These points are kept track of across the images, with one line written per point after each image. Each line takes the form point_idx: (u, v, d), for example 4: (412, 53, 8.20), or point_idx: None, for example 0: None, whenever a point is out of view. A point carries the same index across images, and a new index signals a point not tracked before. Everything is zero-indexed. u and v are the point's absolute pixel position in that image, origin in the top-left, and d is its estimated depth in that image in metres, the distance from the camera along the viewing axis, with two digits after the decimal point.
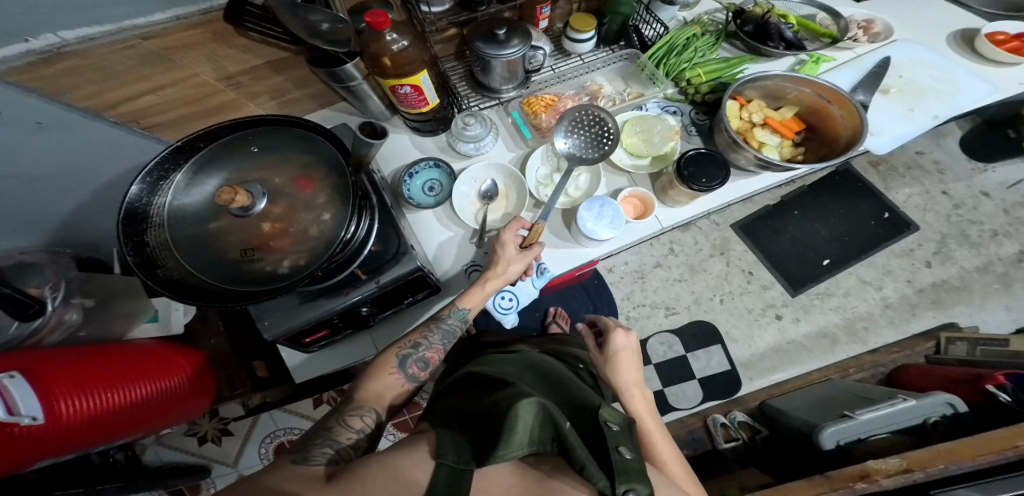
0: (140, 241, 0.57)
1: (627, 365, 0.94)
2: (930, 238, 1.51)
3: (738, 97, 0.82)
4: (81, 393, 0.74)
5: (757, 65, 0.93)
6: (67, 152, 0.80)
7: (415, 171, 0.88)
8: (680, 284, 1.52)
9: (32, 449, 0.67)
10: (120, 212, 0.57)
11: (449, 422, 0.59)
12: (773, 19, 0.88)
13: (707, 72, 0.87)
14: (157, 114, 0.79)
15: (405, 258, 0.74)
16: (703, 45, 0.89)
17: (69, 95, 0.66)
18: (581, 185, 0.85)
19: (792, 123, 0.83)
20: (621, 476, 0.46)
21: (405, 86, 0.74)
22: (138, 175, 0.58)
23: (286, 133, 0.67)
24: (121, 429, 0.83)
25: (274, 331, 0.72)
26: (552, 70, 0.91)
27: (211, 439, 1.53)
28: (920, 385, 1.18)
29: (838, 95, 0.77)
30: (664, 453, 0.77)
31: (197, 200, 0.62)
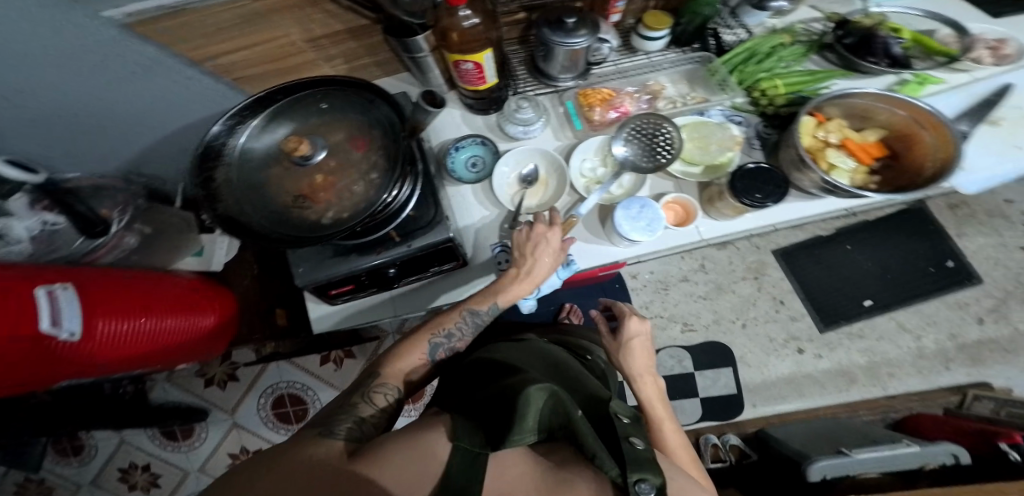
0: (209, 177, 0.63)
1: (639, 355, 0.88)
2: (990, 294, 1.41)
3: (816, 114, 0.75)
4: (123, 315, 0.77)
5: (848, 80, 0.88)
6: (143, 92, 0.82)
7: (459, 146, 0.89)
8: (702, 301, 1.47)
9: (62, 361, 0.70)
10: (198, 147, 0.63)
11: (462, 412, 0.58)
12: (881, 33, 0.83)
13: (787, 84, 0.81)
14: (247, 69, 0.79)
15: (437, 227, 0.74)
16: (789, 55, 0.83)
17: (181, 46, 0.68)
18: (624, 183, 0.84)
19: (873, 147, 0.77)
20: (633, 466, 0.45)
21: (468, 62, 0.74)
22: (220, 117, 0.63)
23: (352, 94, 0.71)
24: (143, 357, 0.85)
25: (306, 279, 0.74)
26: (614, 65, 0.89)
27: (217, 382, 1.56)
28: (928, 432, 1.18)
29: (934, 121, 0.70)
30: (669, 439, 0.80)
31: (266, 145, 0.66)
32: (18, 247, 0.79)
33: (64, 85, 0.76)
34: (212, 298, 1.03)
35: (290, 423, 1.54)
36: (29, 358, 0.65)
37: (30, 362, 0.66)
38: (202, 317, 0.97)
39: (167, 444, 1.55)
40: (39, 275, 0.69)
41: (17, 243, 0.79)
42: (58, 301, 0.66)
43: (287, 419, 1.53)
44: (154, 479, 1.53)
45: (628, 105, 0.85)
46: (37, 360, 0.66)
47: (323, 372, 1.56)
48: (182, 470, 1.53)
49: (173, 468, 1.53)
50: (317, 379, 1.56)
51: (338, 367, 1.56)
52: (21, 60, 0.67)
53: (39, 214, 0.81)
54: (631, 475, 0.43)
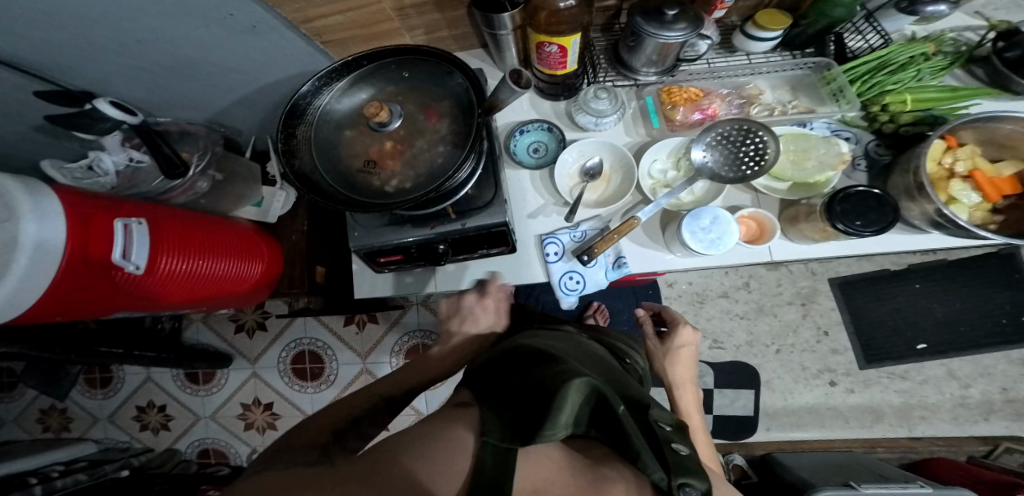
0: (291, 133, 0.61)
1: (684, 366, 0.90)
2: None
3: (948, 137, 0.65)
4: (182, 254, 0.79)
5: (994, 101, 0.75)
6: (214, 61, 0.77)
7: (525, 129, 0.86)
8: (739, 320, 1.42)
9: (126, 292, 0.73)
10: (286, 103, 0.60)
11: (488, 394, 0.52)
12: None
13: (918, 100, 0.72)
14: (333, 35, 0.72)
15: (496, 209, 0.72)
16: (929, 66, 0.73)
17: (284, 8, 0.62)
18: (696, 187, 0.79)
19: (1006, 183, 0.64)
20: (677, 470, 0.42)
21: (552, 45, 0.70)
22: (311, 76, 0.60)
23: (433, 64, 0.66)
24: (191, 297, 0.87)
25: (360, 245, 0.73)
26: (706, 63, 0.82)
27: (246, 330, 1.61)
28: (944, 476, 1.15)
29: None
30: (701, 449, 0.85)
31: (346, 109, 0.64)
32: (104, 178, 0.81)
33: (137, 52, 0.73)
34: (266, 247, 1.03)
35: (304, 380, 1.58)
36: (99, 286, 0.68)
37: (96, 289, 0.68)
38: (254, 266, 0.98)
39: (187, 387, 1.63)
40: (115, 207, 0.70)
41: (104, 176, 0.81)
42: (129, 236, 0.68)
43: (304, 375, 1.58)
44: (167, 421, 1.62)
45: (716, 108, 0.79)
46: (101, 288, 0.69)
47: (345, 334, 1.58)
48: (195, 414, 1.61)
49: (188, 412, 1.61)
50: (339, 341, 1.59)
51: (359, 329, 1.58)
52: (102, 22, 0.64)
53: (128, 151, 0.80)
54: (676, 479, 0.40)
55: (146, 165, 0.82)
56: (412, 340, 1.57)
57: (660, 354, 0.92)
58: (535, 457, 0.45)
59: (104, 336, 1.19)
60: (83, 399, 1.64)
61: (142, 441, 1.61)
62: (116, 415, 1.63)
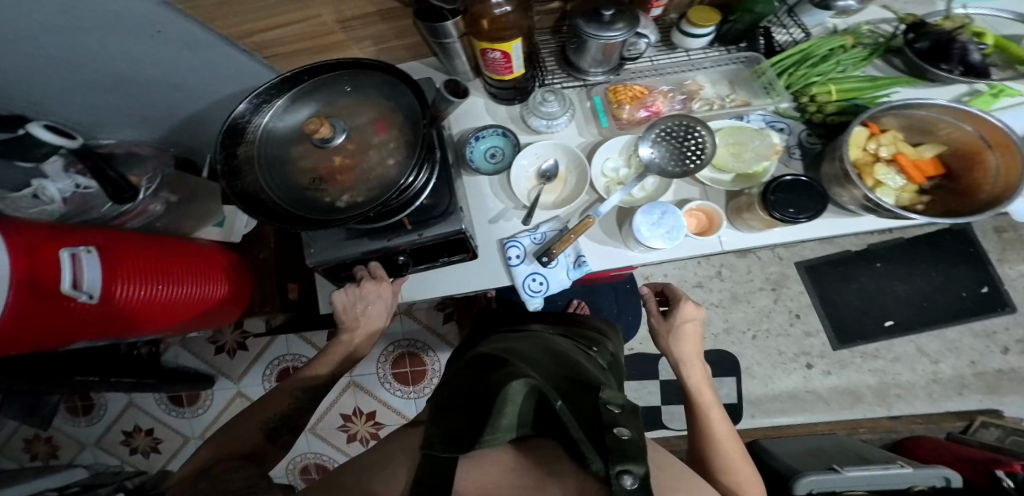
0: (232, 152, 0.60)
1: (690, 343, 0.82)
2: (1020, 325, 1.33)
3: (870, 124, 0.68)
4: (142, 281, 0.80)
5: (913, 89, 0.78)
6: (160, 78, 0.76)
7: (481, 135, 0.85)
8: (715, 309, 1.43)
9: (93, 321, 0.74)
10: (224, 123, 0.59)
11: (445, 406, 0.53)
12: (961, 36, 0.72)
13: (840, 90, 0.74)
14: (278, 47, 0.72)
15: (454, 218, 0.72)
16: (850, 58, 0.75)
17: (218, 22, 0.62)
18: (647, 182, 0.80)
19: (928, 165, 0.69)
20: (617, 456, 0.38)
21: (495, 51, 0.70)
22: (248, 94, 0.59)
23: (377, 77, 0.67)
24: (152, 323, 0.86)
25: (318, 260, 0.73)
26: (650, 61, 0.83)
27: (227, 350, 1.62)
28: (926, 455, 1.18)
29: (1002, 139, 0.61)
30: (718, 428, 0.72)
31: (289, 126, 0.64)
32: (50, 206, 0.80)
33: (82, 72, 0.73)
34: (228, 264, 1.03)
35: None
36: (52, 319, 0.68)
37: (59, 325, 0.70)
38: (219, 284, 0.98)
39: (172, 409, 1.63)
40: (62, 237, 0.71)
41: (51, 203, 0.80)
42: (80, 264, 0.69)
43: None
44: (157, 442, 1.62)
45: (660, 105, 0.81)
46: (67, 323, 0.71)
47: None
48: (185, 435, 1.61)
49: (176, 434, 1.61)
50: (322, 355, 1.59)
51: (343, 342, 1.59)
52: (46, 46, 0.64)
53: (73, 176, 0.80)
54: (613, 466, 0.37)
55: (94, 194, 0.83)
56: (398, 350, 1.59)
57: (665, 330, 0.84)
58: (480, 465, 0.47)
59: (83, 363, 1.19)
60: (68, 425, 1.64)
61: (133, 464, 1.61)
62: (103, 440, 1.63)
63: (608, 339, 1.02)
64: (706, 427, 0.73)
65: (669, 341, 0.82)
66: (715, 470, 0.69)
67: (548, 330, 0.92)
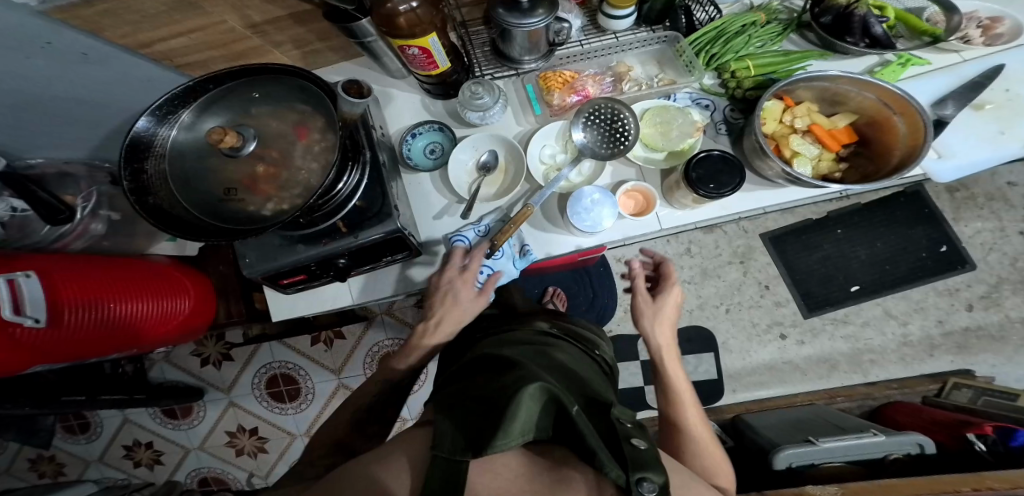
0: (139, 169, 0.60)
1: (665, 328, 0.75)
2: (983, 280, 1.34)
3: (784, 97, 0.67)
4: (96, 303, 0.81)
5: (825, 62, 0.79)
6: (87, 97, 0.76)
7: (416, 132, 0.85)
8: (688, 286, 1.44)
9: (35, 347, 0.75)
10: (124, 140, 0.59)
11: (450, 406, 0.53)
12: (858, 10, 0.72)
13: (759, 65, 0.76)
14: (191, 55, 0.72)
15: (386, 219, 0.72)
16: (763, 34, 0.77)
17: (111, 35, 0.60)
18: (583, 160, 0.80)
19: (842, 134, 0.69)
20: (635, 465, 0.40)
21: (412, 48, 0.70)
22: (147, 109, 0.59)
23: (287, 83, 0.66)
24: (109, 342, 0.87)
25: (255, 270, 0.73)
26: (579, 46, 0.81)
27: (212, 362, 1.63)
28: (903, 420, 1.18)
29: (903, 103, 0.61)
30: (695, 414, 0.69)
31: (199, 138, 0.64)
32: None
33: None
34: (190, 281, 1.04)
35: (283, 401, 1.62)
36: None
37: (5, 350, 0.71)
38: (183, 300, 0.99)
39: (168, 422, 1.66)
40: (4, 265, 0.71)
41: None
42: (19, 291, 0.69)
43: (281, 397, 1.61)
44: (158, 455, 1.65)
45: (591, 89, 0.80)
46: (13, 348, 0.72)
47: (313, 352, 1.61)
48: (185, 446, 1.65)
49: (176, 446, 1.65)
50: (313, 363, 1.62)
51: (328, 347, 1.61)
52: None
53: (7, 200, 0.79)
54: (633, 474, 0.38)
55: (32, 218, 0.83)
56: (385, 349, 1.61)
57: (648, 312, 0.76)
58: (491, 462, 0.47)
59: (68, 386, 1.21)
60: (69, 445, 1.66)
61: (139, 477, 1.64)
62: (106, 456, 1.66)
63: (605, 342, 0.96)
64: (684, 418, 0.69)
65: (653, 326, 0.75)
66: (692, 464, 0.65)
67: (547, 325, 0.86)
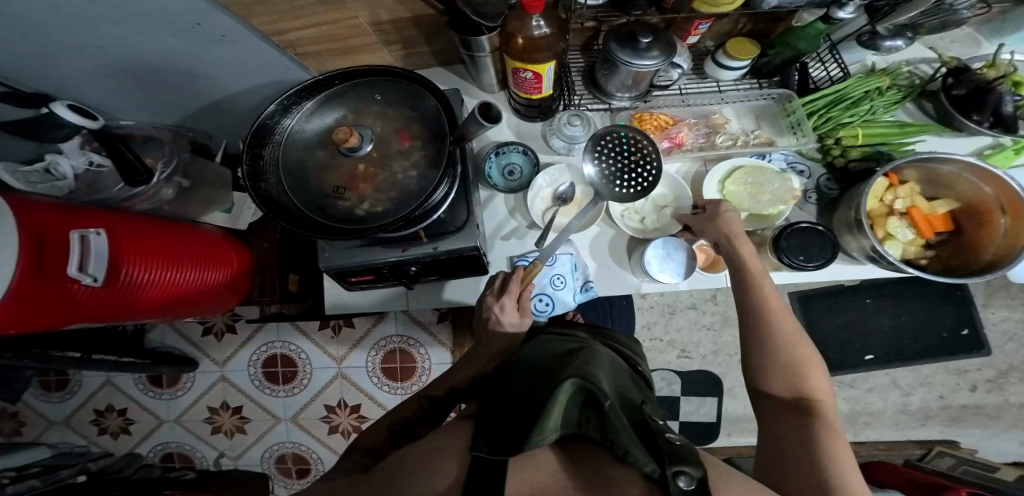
0: (257, 153, 0.60)
1: (737, 224, 0.71)
2: (993, 365, 1.39)
3: (891, 175, 0.71)
4: (153, 266, 0.77)
5: (940, 137, 0.84)
6: (190, 67, 0.76)
7: (499, 152, 0.86)
8: (706, 331, 1.48)
9: (89, 308, 0.70)
10: (252, 126, 0.58)
11: (492, 411, 0.55)
12: (1000, 87, 0.74)
13: (868, 134, 0.80)
14: (309, 46, 0.72)
15: (463, 234, 0.72)
16: (882, 101, 0.79)
17: (252, 19, 0.61)
18: (657, 197, 0.84)
19: (940, 220, 0.73)
20: (672, 459, 0.41)
21: (527, 72, 0.71)
22: (278, 96, 0.59)
23: (399, 84, 0.65)
24: (160, 308, 0.83)
25: (330, 265, 0.73)
26: (678, 91, 0.85)
27: (215, 332, 1.49)
28: (883, 478, 1.24)
29: (1015, 204, 0.66)
30: (770, 303, 0.63)
31: (315, 130, 0.63)
32: (61, 182, 0.79)
33: (102, 53, 0.71)
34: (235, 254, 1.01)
35: (276, 383, 1.49)
36: (53, 305, 0.64)
37: (63, 309, 0.66)
38: (224, 272, 0.96)
39: (151, 391, 1.53)
40: (74, 221, 0.69)
41: (63, 179, 0.79)
42: (89, 248, 0.66)
43: (275, 379, 1.48)
44: (128, 424, 1.51)
45: (685, 135, 0.83)
46: (65, 309, 0.67)
47: (319, 338, 1.47)
48: (159, 418, 1.51)
49: (151, 416, 1.51)
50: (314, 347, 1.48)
51: (336, 334, 1.47)
52: (65, 24, 0.62)
53: (88, 154, 0.78)
54: (670, 466, 0.40)
55: (109, 174, 0.82)
56: (391, 345, 1.46)
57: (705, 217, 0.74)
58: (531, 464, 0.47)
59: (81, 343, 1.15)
60: (40, 402, 1.51)
61: (100, 445, 1.51)
62: (73, 418, 1.51)
63: (644, 360, 0.89)
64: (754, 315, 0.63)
65: (712, 226, 0.72)
66: (762, 364, 0.60)
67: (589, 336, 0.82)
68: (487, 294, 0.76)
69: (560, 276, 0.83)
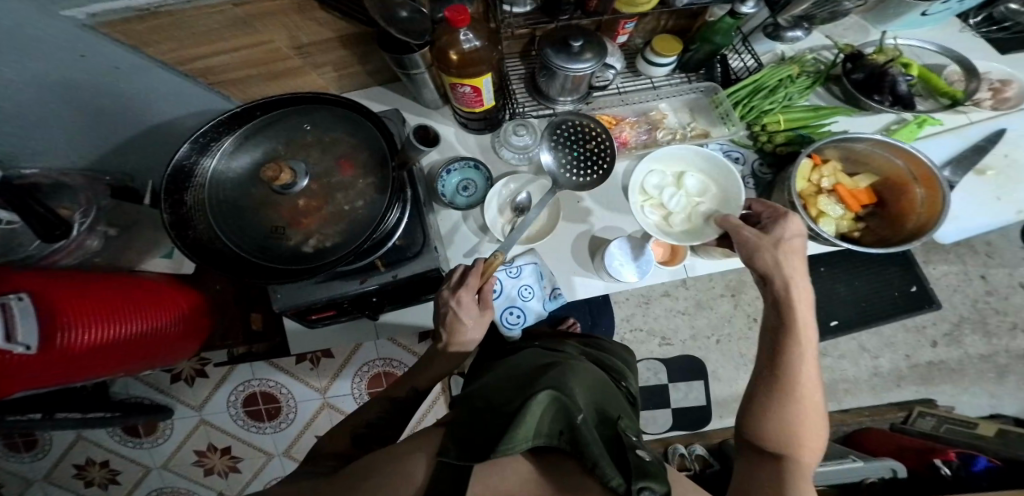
0: (179, 200, 0.58)
1: (795, 258, 0.57)
2: (947, 318, 1.45)
3: (814, 156, 0.77)
4: (96, 325, 0.74)
5: (849, 118, 0.89)
6: (115, 105, 0.74)
7: (451, 169, 0.86)
8: (681, 316, 1.51)
9: (26, 375, 0.67)
10: (166, 171, 0.57)
11: (465, 420, 0.55)
12: (893, 70, 0.83)
13: (788, 120, 0.83)
14: (224, 74, 0.72)
15: (426, 257, 0.72)
16: (795, 88, 0.84)
17: (150, 49, 0.61)
18: (691, 190, 0.82)
19: (864, 194, 0.78)
20: (638, 474, 0.44)
21: (465, 86, 0.71)
22: (190, 136, 0.58)
23: (331, 112, 0.65)
24: (111, 363, 0.80)
25: (286, 305, 0.71)
26: (617, 90, 0.88)
27: (184, 378, 1.42)
28: (874, 448, 1.28)
29: (927, 173, 0.71)
30: (806, 355, 0.52)
31: (239, 168, 0.62)
32: None
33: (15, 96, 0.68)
34: (183, 298, 0.96)
35: (262, 420, 1.45)
36: None
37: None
38: (177, 320, 0.92)
39: (128, 441, 1.45)
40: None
41: None
42: (11, 315, 0.62)
43: (259, 416, 1.44)
44: (114, 475, 1.45)
45: (628, 134, 0.86)
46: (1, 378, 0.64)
47: (298, 371, 1.43)
48: (145, 466, 1.45)
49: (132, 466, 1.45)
50: (294, 378, 1.44)
51: (315, 365, 1.44)
52: None
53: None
54: (638, 484, 0.42)
55: (22, 229, 0.76)
56: (374, 369, 1.44)
57: (766, 244, 0.59)
58: (499, 473, 0.49)
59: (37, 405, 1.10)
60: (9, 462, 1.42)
61: None
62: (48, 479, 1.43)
63: (632, 375, 0.89)
64: (791, 369, 0.51)
65: (777, 257, 0.57)
66: (763, 405, 0.50)
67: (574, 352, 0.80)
68: (442, 289, 0.71)
69: (528, 286, 0.86)
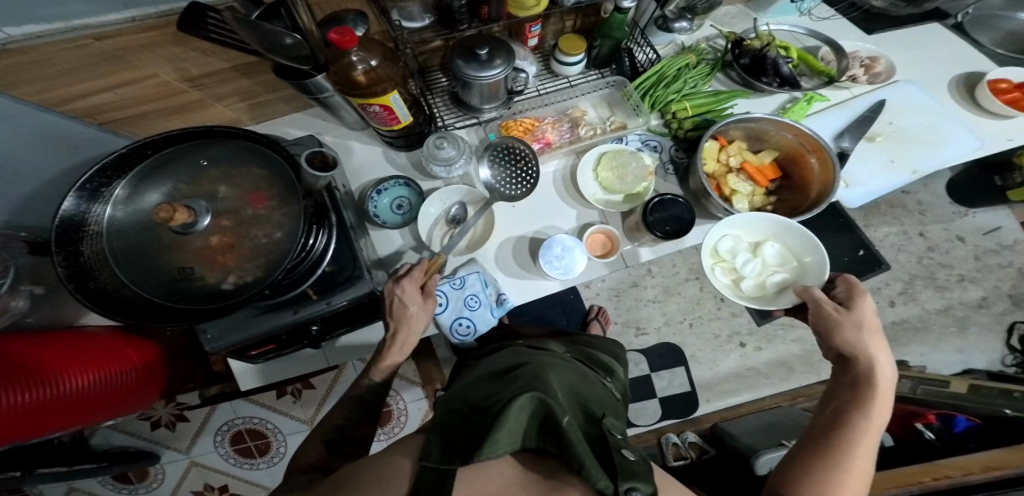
0: (74, 251, 0.56)
1: (874, 341, 0.59)
2: (897, 277, 1.37)
3: (719, 138, 0.82)
4: (34, 386, 0.70)
5: (747, 100, 0.93)
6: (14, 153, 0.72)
7: (381, 189, 0.85)
8: (652, 304, 1.49)
9: None
10: (53, 224, 0.56)
11: (449, 420, 0.53)
12: (771, 53, 0.88)
13: (695, 106, 0.87)
14: (115, 112, 0.72)
15: (360, 282, 0.71)
16: (695, 75, 0.88)
17: (15, 91, 0.58)
18: (769, 259, 0.78)
19: (769, 169, 0.82)
20: (625, 474, 0.43)
21: (374, 106, 0.71)
22: (74, 186, 0.56)
23: (234, 144, 0.66)
24: (67, 422, 0.77)
25: (219, 344, 0.70)
26: (536, 92, 0.90)
27: (165, 424, 1.36)
28: None
29: (817, 144, 0.76)
30: (869, 438, 0.54)
31: (139, 212, 0.61)
32: None
33: None
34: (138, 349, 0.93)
35: (253, 457, 1.39)
36: None
37: None
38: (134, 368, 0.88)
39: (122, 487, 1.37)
40: None
41: None
42: None
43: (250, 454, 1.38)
44: None
45: (551, 134, 0.88)
46: None
47: (280, 405, 1.40)
48: None
49: None
50: (278, 412, 1.40)
51: (297, 398, 1.40)
52: None
53: None
54: (625, 484, 0.41)
55: None
56: None
57: (846, 321, 0.61)
58: (483, 473, 0.47)
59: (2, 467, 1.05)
60: None
61: None
62: None
63: (621, 366, 0.90)
64: (851, 439, 0.53)
65: (860, 337, 0.59)
66: (813, 462, 0.52)
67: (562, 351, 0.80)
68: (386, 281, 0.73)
69: (474, 295, 0.82)
